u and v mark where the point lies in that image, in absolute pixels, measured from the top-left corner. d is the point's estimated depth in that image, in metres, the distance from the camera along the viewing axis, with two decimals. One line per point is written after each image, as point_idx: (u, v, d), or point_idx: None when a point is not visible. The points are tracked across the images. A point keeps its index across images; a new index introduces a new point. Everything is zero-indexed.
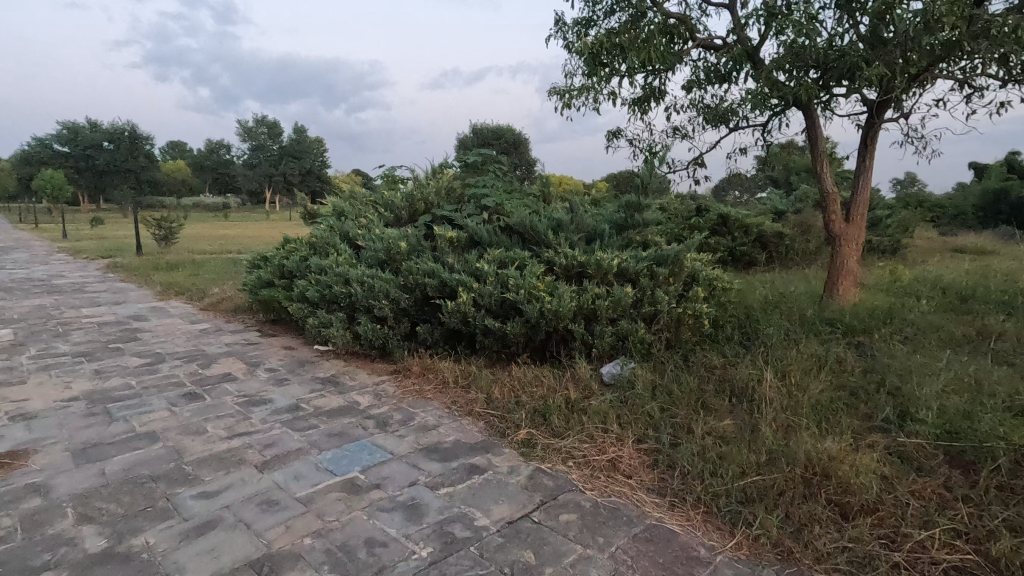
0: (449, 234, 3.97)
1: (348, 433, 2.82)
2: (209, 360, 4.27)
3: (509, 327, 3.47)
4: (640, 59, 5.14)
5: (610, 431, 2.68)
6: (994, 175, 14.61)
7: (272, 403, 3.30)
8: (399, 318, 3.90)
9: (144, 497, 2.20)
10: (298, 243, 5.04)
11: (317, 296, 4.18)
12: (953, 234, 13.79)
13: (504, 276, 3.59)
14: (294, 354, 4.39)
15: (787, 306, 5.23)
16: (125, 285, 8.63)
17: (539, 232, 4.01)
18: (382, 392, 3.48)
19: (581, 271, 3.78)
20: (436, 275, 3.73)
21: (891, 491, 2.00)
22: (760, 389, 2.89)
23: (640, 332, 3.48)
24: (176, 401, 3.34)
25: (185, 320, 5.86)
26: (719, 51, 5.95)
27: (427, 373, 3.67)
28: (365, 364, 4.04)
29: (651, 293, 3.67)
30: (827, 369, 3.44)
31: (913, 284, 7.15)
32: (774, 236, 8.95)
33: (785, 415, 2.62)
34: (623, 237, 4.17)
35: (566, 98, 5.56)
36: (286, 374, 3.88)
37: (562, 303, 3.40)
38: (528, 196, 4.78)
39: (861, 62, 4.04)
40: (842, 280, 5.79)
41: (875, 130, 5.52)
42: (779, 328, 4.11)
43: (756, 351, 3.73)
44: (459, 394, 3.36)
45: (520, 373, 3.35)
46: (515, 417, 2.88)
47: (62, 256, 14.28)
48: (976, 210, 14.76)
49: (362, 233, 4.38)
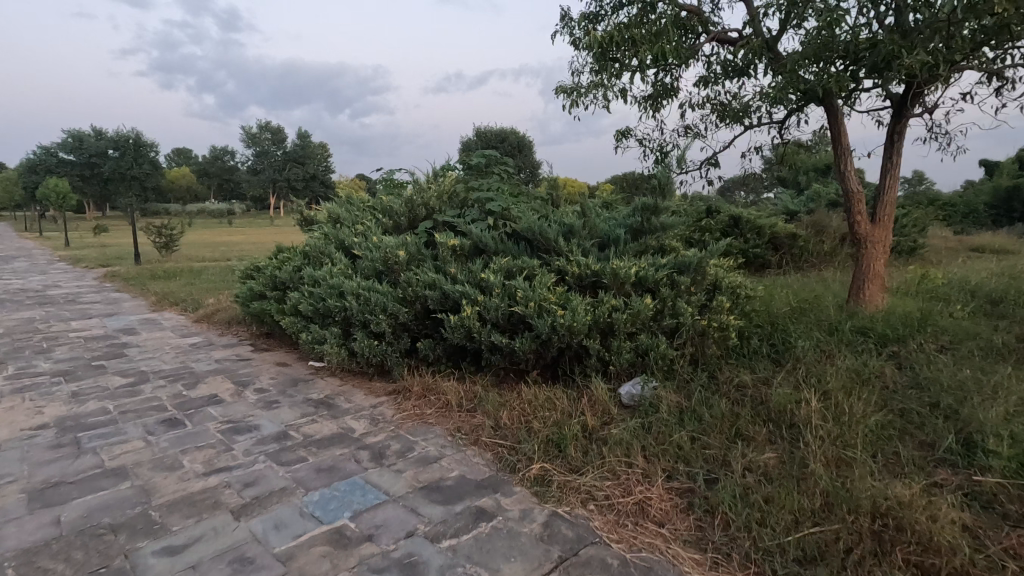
0: (452, 242, 3.66)
1: (340, 469, 2.51)
2: (196, 379, 3.98)
3: (518, 343, 3.17)
4: (652, 53, 4.83)
5: (634, 466, 2.37)
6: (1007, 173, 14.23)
7: (258, 430, 2.99)
8: (398, 333, 3.59)
9: (99, 554, 1.90)
10: (292, 252, 4.76)
11: (310, 310, 3.89)
12: (967, 233, 13.40)
13: (512, 287, 3.29)
14: (287, 372, 4.09)
15: (812, 314, 4.90)
16: (119, 295, 8.40)
17: (549, 239, 3.69)
18: (380, 417, 3.17)
19: (595, 281, 3.47)
20: (437, 286, 3.43)
21: (982, 550, 1.70)
22: (802, 414, 2.58)
23: (662, 348, 3.17)
24: (153, 429, 3.04)
25: (176, 334, 5.59)
26: (735, 45, 5.64)
27: (429, 394, 3.36)
28: (362, 383, 3.73)
29: (672, 303, 3.35)
30: (870, 388, 3.12)
31: (939, 286, 6.81)
32: (788, 237, 8.62)
33: (835, 447, 2.31)
34: (639, 242, 3.86)
35: (573, 96, 5.28)
36: (276, 395, 3.58)
37: (576, 317, 3.09)
38: (535, 199, 4.48)
39: (897, 51, 3.70)
40: (869, 284, 5.44)
41: (902, 125, 5.18)
42: (810, 340, 3.78)
43: (788, 366, 3.40)
44: (464, 419, 3.05)
45: (531, 395, 3.03)
46: (527, 448, 2.57)
47: (61, 265, 14.10)
48: (990, 207, 14.35)
49: (358, 241, 4.07)
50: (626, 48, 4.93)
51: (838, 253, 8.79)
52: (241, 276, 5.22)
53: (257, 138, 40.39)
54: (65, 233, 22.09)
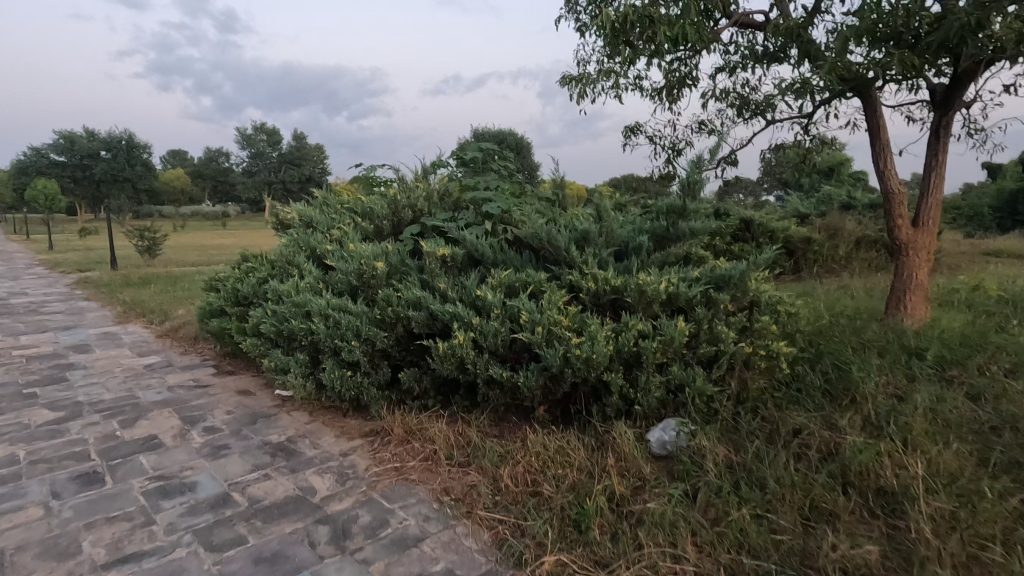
0: (440, 251, 3.02)
1: (285, 558, 1.88)
2: (138, 415, 3.33)
3: (522, 378, 2.55)
4: (671, 36, 4.19)
5: (684, 562, 1.77)
6: (1011, 174, 13.77)
7: (193, 492, 2.35)
8: (376, 362, 2.95)
9: None
10: (257, 261, 4.12)
11: (273, 333, 3.24)
12: (975, 235, 12.84)
13: (515, 308, 2.68)
14: (247, 405, 3.44)
15: (852, 331, 4.29)
16: (85, 305, 7.72)
17: (559, 247, 3.06)
18: (350, 472, 2.53)
19: (615, 300, 2.85)
20: (423, 305, 2.80)
21: None
22: (902, 489, 1.99)
23: (700, 383, 2.57)
24: (60, 490, 2.39)
25: (132, 353, 4.93)
26: (761, 30, 4.99)
27: (413, 439, 2.74)
28: (334, 421, 3.10)
29: (709, 327, 2.76)
30: (957, 433, 2.53)
31: (971, 295, 6.22)
32: (802, 242, 8.05)
33: (957, 542, 1.72)
34: (664, 252, 3.24)
35: (579, 86, 4.68)
36: (228, 438, 2.94)
37: (595, 347, 2.48)
38: (538, 200, 3.87)
39: (974, 23, 3.09)
40: (912, 295, 4.81)
41: (950, 117, 4.55)
42: (865, 368, 3.17)
43: (849, 403, 2.80)
44: (455, 476, 2.44)
45: (540, 444, 2.42)
46: (537, 527, 1.97)
47: (39, 269, 13.44)
48: (995, 210, 13.86)
49: (332, 249, 3.43)
50: (641, 28, 4.30)
51: (854, 257, 8.22)
52: (204, 288, 4.58)
53: (252, 142, 39.89)
54: (52, 237, 21.39)
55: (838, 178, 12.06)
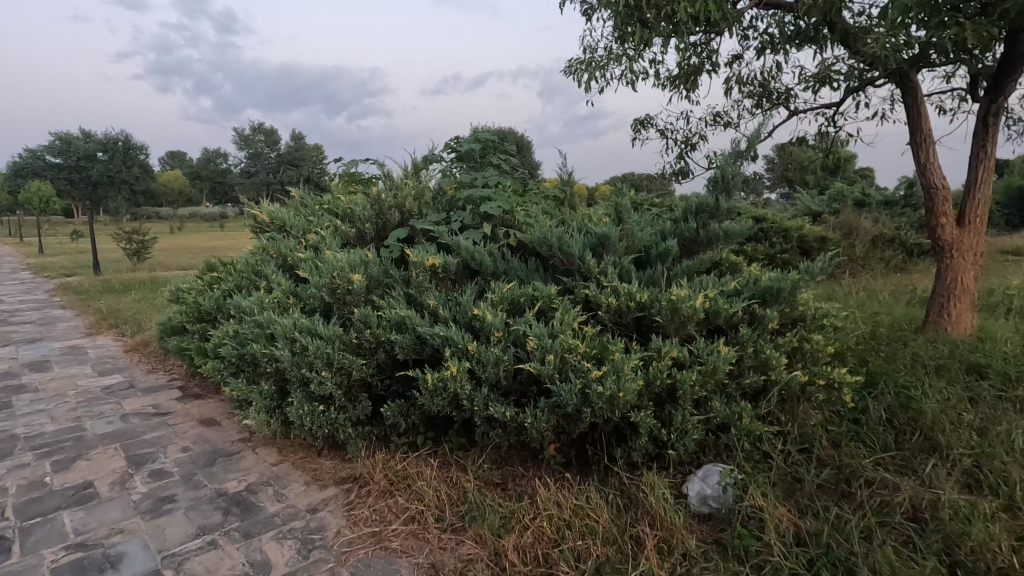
0: (429, 259, 2.52)
1: None
2: (78, 454, 2.83)
3: (530, 418, 2.06)
4: (689, 14, 3.65)
5: None
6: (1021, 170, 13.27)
7: (116, 571, 1.86)
8: (354, 394, 2.45)
9: None
10: (225, 271, 3.62)
11: (234, 357, 2.75)
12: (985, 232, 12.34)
13: (520, 331, 2.18)
14: (207, 441, 2.95)
15: (895, 341, 3.78)
16: (58, 314, 7.24)
17: (571, 254, 2.55)
18: (318, 537, 2.04)
19: (640, 318, 2.36)
20: (408, 327, 2.31)
21: None
22: None
23: (750, 422, 2.08)
24: None
25: (91, 371, 4.43)
26: (788, 11, 4.45)
27: (398, 490, 2.25)
28: (305, 462, 2.61)
29: (755, 350, 2.25)
30: None
31: (1009, 297, 5.69)
32: (817, 241, 7.54)
33: None
34: (694, 259, 2.73)
35: (587, 71, 4.18)
36: (176, 487, 2.44)
37: (621, 381, 1.98)
38: (541, 198, 3.37)
39: None
40: (956, 300, 3.94)
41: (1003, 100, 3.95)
42: (932, 394, 2.65)
43: (925, 445, 2.26)
44: (448, 543, 1.96)
45: (554, 503, 1.93)
46: None
47: (23, 273, 13.00)
48: (1004, 207, 13.39)
49: (304, 258, 2.94)
50: (656, 6, 3.66)
51: (872, 257, 7.70)
52: (168, 300, 4.09)
53: (252, 142, 38.64)
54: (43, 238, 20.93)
55: (847, 175, 11.57)
